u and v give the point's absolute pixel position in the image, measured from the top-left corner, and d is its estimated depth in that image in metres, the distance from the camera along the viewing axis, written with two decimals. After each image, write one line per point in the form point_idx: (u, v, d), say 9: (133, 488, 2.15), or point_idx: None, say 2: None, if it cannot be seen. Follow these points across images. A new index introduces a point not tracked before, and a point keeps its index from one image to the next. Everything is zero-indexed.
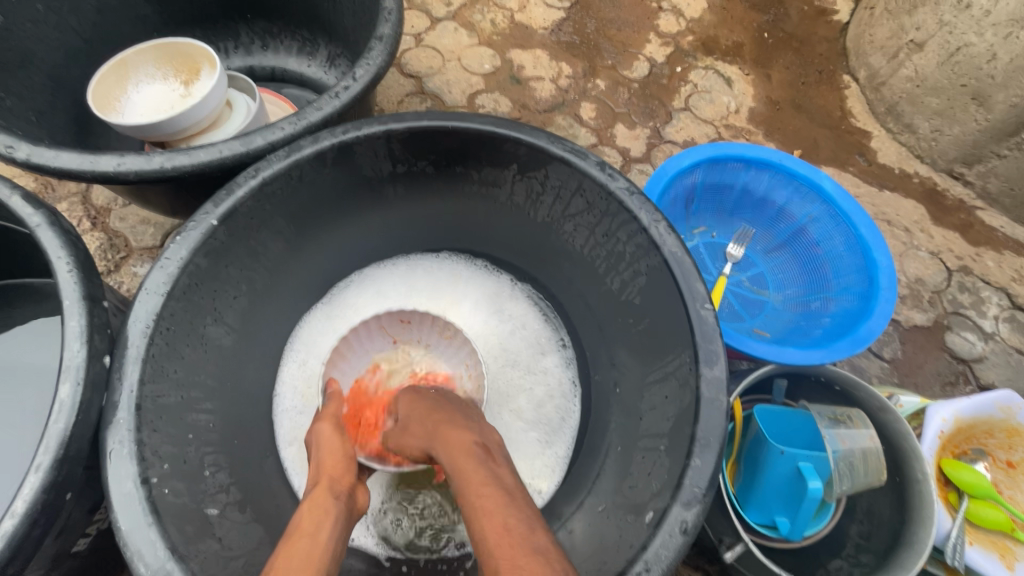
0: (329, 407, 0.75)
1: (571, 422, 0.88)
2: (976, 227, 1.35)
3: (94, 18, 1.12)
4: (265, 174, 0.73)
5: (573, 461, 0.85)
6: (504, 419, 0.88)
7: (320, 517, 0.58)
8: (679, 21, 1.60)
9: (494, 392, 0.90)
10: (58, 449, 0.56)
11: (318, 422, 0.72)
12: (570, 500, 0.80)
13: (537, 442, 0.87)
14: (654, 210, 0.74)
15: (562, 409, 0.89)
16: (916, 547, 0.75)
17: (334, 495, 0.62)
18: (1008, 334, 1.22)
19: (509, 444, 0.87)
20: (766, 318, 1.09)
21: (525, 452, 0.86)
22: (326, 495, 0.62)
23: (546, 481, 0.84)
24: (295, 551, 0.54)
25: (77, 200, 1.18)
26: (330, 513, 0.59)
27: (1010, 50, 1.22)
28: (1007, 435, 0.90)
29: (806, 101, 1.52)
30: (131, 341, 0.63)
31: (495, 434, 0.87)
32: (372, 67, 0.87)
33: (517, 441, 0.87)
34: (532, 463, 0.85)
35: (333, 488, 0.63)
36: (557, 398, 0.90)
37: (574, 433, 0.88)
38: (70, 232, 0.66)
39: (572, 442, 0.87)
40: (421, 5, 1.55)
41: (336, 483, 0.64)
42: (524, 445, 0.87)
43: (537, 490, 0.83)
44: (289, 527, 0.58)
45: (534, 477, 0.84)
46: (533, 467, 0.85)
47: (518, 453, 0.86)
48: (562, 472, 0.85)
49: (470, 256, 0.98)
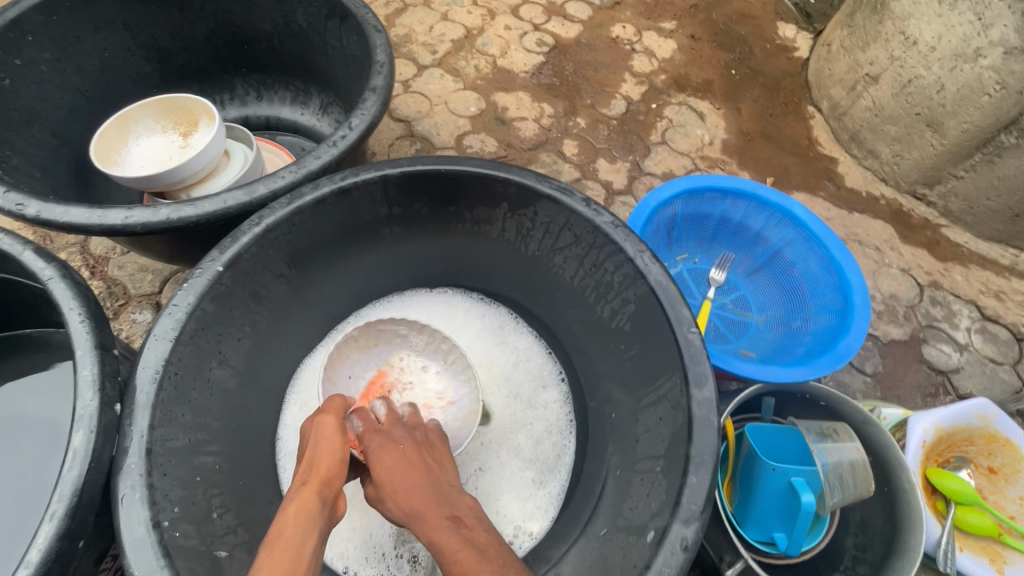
0: (335, 402, 0.73)
1: (567, 461, 0.91)
2: (942, 244, 1.43)
3: (96, 77, 1.17)
4: (268, 222, 0.76)
5: (566, 498, 0.87)
6: (500, 458, 0.90)
7: (302, 531, 0.56)
8: (651, 61, 1.70)
9: (490, 432, 0.92)
10: (72, 496, 0.58)
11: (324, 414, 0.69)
12: (558, 543, 0.82)
13: (530, 482, 0.89)
14: (638, 241, 0.79)
15: (558, 448, 0.92)
16: (908, 554, 0.77)
17: (321, 501, 0.59)
18: (981, 344, 1.28)
19: (504, 484, 0.88)
20: (751, 338, 1.14)
21: (519, 492, 0.88)
22: (314, 498, 0.59)
23: (537, 522, 0.85)
24: (277, 565, 0.52)
25: (76, 250, 1.20)
26: (314, 524, 0.57)
27: (956, 81, 1.32)
28: (986, 442, 0.94)
29: (775, 131, 1.61)
30: (141, 387, 0.65)
31: (487, 475, 0.89)
32: (367, 117, 0.92)
33: (513, 481, 0.89)
34: (524, 505, 0.87)
35: (322, 493, 0.60)
36: (554, 435, 0.92)
37: (569, 470, 0.90)
38: (81, 284, 0.69)
39: (568, 478, 0.89)
40: (408, 54, 1.63)
41: (325, 486, 0.61)
42: (518, 486, 0.88)
43: (528, 532, 0.84)
44: (271, 532, 0.55)
45: (525, 520, 0.85)
46: (525, 509, 0.86)
47: (511, 494, 0.88)
48: (555, 510, 0.86)
49: (465, 290, 1.03)
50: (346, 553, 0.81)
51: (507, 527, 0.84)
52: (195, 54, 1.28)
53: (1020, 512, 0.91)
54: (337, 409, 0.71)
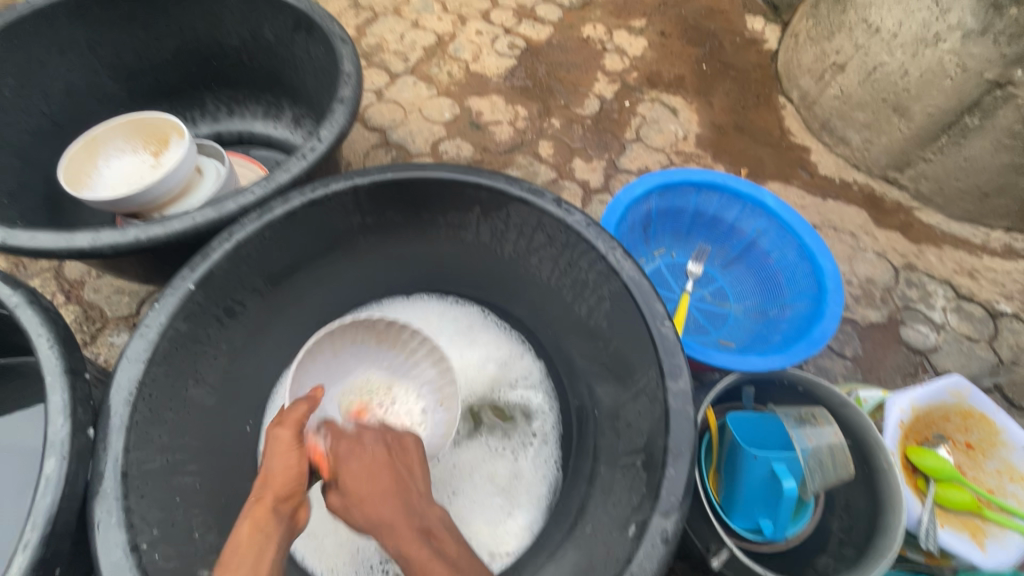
0: (298, 408, 0.70)
1: (543, 488, 0.89)
2: (915, 226, 1.45)
3: (62, 99, 1.16)
4: (238, 237, 0.76)
5: (541, 523, 0.86)
6: (472, 482, 0.90)
7: (256, 551, 0.57)
8: (623, 59, 1.71)
9: (463, 455, 0.92)
10: (46, 524, 0.58)
11: (279, 427, 0.67)
12: (532, 561, 0.81)
13: (501, 508, 0.88)
14: (610, 238, 0.80)
15: (534, 475, 0.91)
16: (890, 533, 0.79)
17: (276, 517, 0.60)
18: (957, 323, 1.30)
19: (475, 509, 0.88)
20: (730, 328, 1.16)
21: (489, 517, 0.87)
22: (269, 516, 0.60)
23: (512, 542, 0.85)
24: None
25: (50, 275, 1.19)
26: (271, 539, 0.58)
27: (919, 66, 1.34)
28: (962, 418, 0.96)
29: (747, 123, 1.63)
30: (114, 410, 0.64)
31: (460, 499, 0.88)
32: (336, 128, 0.92)
33: (483, 506, 0.88)
34: (496, 529, 0.86)
35: (276, 507, 0.61)
36: (533, 446, 0.94)
37: (544, 497, 0.88)
38: (50, 309, 0.69)
39: (548, 490, 0.89)
40: (381, 63, 1.63)
41: (280, 500, 0.62)
42: (488, 511, 0.88)
43: (501, 553, 0.83)
44: (227, 551, 0.57)
45: (499, 542, 0.84)
46: (495, 534, 0.85)
47: (482, 518, 0.87)
48: (529, 532, 0.86)
49: (442, 295, 1.04)
50: (335, 569, 0.81)
51: (480, 550, 0.84)
52: (163, 73, 1.27)
53: (999, 485, 0.92)
54: (297, 422, 0.68)
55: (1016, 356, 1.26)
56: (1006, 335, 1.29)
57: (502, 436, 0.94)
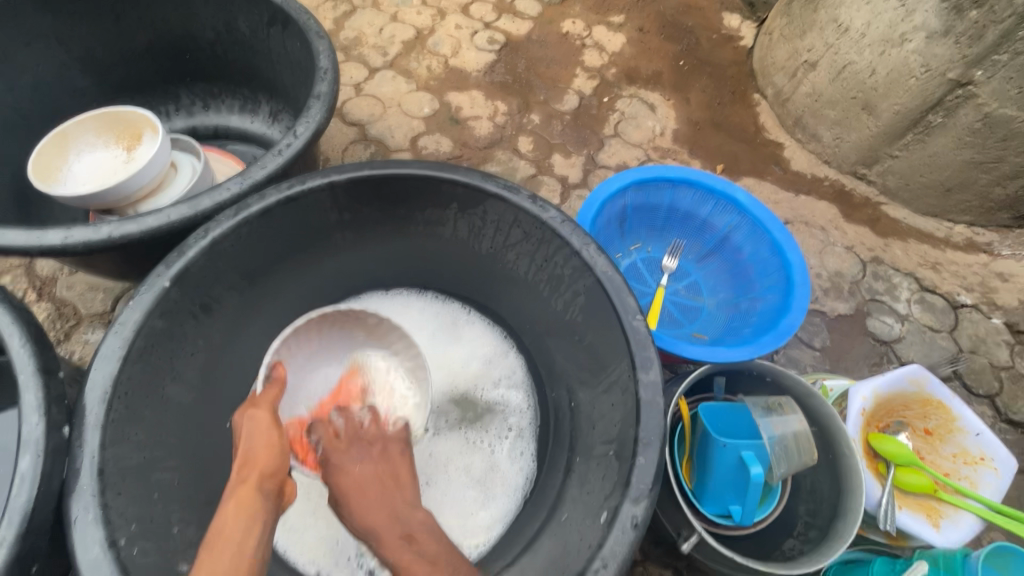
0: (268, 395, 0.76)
1: (516, 483, 0.91)
2: (882, 220, 1.50)
3: (30, 93, 1.14)
4: (214, 234, 0.76)
5: (514, 517, 0.88)
6: (446, 474, 0.92)
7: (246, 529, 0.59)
8: (602, 55, 1.73)
9: (440, 447, 0.94)
10: (22, 522, 0.58)
11: (254, 409, 0.71)
12: (502, 555, 0.83)
13: (474, 501, 0.90)
14: (584, 234, 0.81)
15: (508, 470, 0.92)
16: (850, 515, 0.83)
17: (263, 495, 0.63)
18: (920, 314, 1.35)
19: (447, 502, 0.89)
20: (703, 321, 1.19)
21: (462, 510, 0.89)
22: (254, 494, 0.62)
23: (482, 535, 0.86)
24: (217, 564, 0.56)
25: (21, 272, 1.17)
26: (257, 519, 0.60)
27: (886, 65, 1.38)
28: (921, 405, 1.00)
29: (723, 119, 1.66)
30: (89, 408, 0.64)
31: (432, 491, 0.90)
32: (313, 124, 0.92)
33: (456, 500, 0.89)
34: (466, 522, 0.87)
35: (261, 487, 0.63)
36: (511, 439, 0.95)
37: (517, 492, 0.90)
38: (21, 307, 0.68)
39: (524, 483, 0.91)
40: (359, 57, 1.62)
41: (265, 479, 0.64)
42: (461, 504, 0.89)
43: (471, 545, 0.85)
44: (211, 532, 0.58)
45: (468, 536, 0.86)
46: (466, 526, 0.87)
47: (452, 511, 0.88)
48: (501, 525, 0.88)
49: (420, 291, 1.05)
50: (316, 559, 0.83)
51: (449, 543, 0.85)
52: (135, 66, 1.25)
53: (954, 469, 0.97)
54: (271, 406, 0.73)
55: (974, 345, 1.32)
56: (965, 325, 1.34)
57: (478, 430, 0.96)
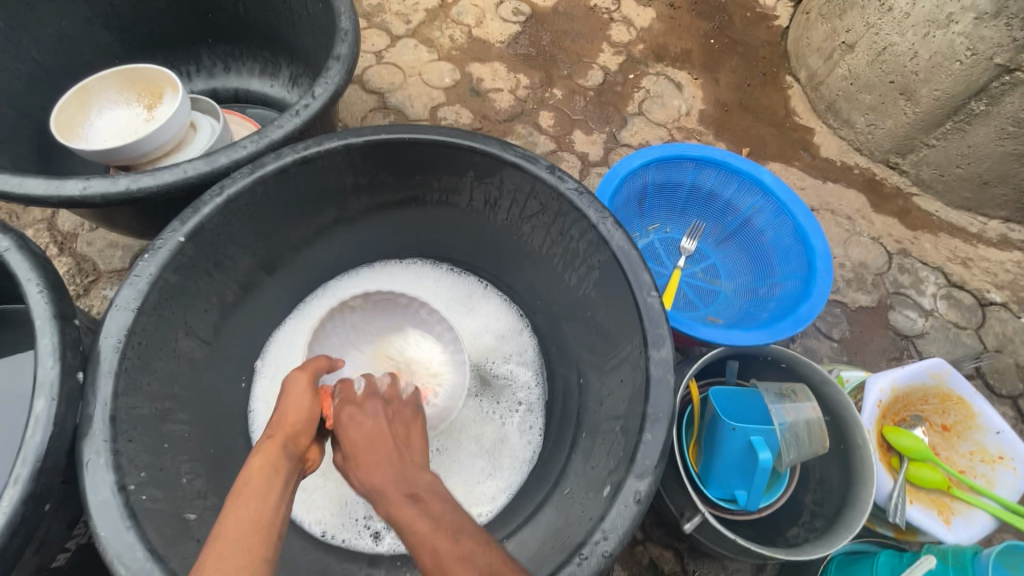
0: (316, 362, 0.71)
1: (525, 456, 0.91)
2: (912, 212, 1.45)
3: (54, 46, 1.14)
4: (230, 191, 0.76)
5: (518, 488, 0.87)
6: (457, 441, 0.91)
7: (264, 486, 0.54)
8: (629, 31, 1.68)
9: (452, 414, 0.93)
10: (35, 462, 0.59)
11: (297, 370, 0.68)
12: (506, 524, 0.82)
13: (481, 470, 0.89)
14: (602, 208, 0.79)
15: (517, 444, 0.92)
16: (859, 506, 0.81)
17: (287, 456, 0.58)
18: (946, 310, 1.31)
19: (454, 468, 0.89)
20: (719, 305, 1.17)
21: (468, 478, 0.88)
22: (278, 450, 0.58)
23: (486, 505, 0.86)
24: (243, 514, 0.51)
25: (44, 227, 1.19)
26: (280, 475, 0.56)
27: (929, 48, 1.32)
28: (940, 400, 0.97)
29: (752, 101, 1.60)
30: (103, 356, 0.65)
31: (442, 458, 0.89)
32: (331, 86, 0.91)
33: (463, 468, 0.89)
34: (472, 490, 0.87)
35: (287, 446, 0.59)
36: (520, 413, 0.95)
37: (523, 466, 0.90)
38: (39, 255, 0.69)
39: (530, 457, 0.91)
40: (381, 24, 1.59)
41: (291, 440, 0.60)
42: (467, 473, 0.89)
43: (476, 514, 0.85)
44: (237, 482, 0.54)
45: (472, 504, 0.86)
46: (472, 493, 0.87)
47: (460, 479, 0.88)
48: (505, 497, 0.87)
49: (435, 262, 1.04)
50: (322, 520, 0.84)
51: None
52: (158, 24, 1.25)
53: (970, 466, 0.95)
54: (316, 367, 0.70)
55: (1001, 345, 1.28)
56: (992, 324, 1.30)
57: (488, 401, 0.95)
